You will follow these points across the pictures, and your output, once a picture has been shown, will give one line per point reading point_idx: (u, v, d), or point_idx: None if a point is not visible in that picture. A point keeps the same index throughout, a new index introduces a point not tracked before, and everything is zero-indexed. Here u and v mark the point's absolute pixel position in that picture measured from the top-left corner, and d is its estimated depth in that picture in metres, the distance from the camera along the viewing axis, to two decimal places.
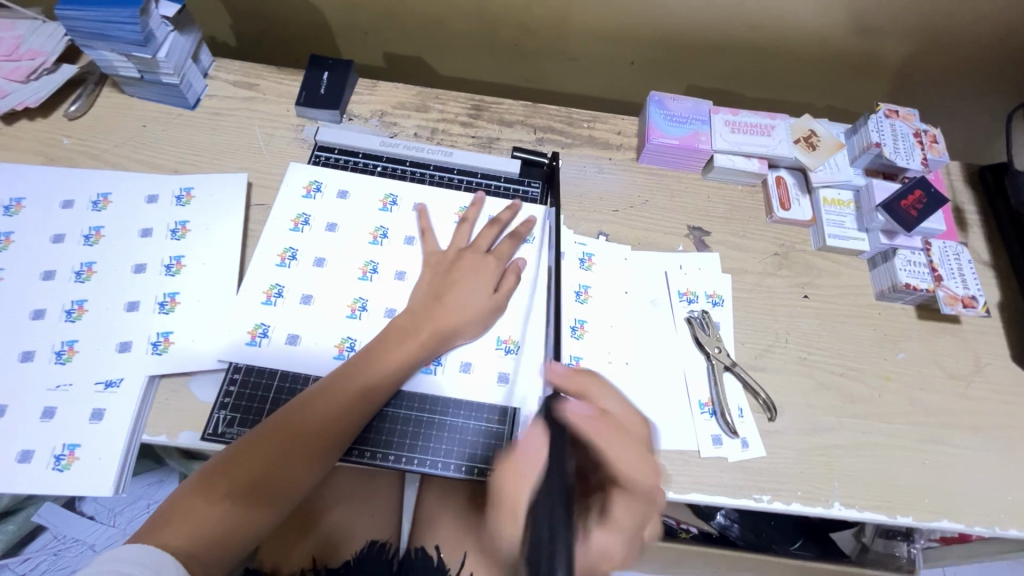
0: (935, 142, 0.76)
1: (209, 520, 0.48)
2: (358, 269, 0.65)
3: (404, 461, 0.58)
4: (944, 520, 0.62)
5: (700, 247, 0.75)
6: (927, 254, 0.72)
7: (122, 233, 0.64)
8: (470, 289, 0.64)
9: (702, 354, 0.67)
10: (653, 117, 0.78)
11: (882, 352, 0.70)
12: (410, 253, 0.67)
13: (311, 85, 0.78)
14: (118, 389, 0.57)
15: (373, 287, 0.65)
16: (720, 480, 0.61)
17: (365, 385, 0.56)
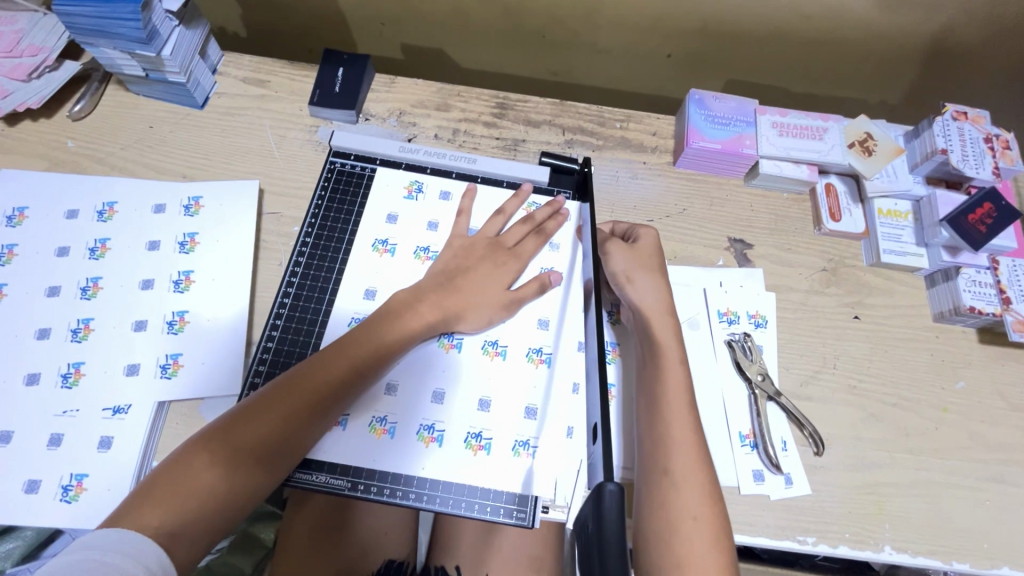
0: (1008, 148, 0.68)
1: (189, 502, 0.43)
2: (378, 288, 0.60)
3: (425, 500, 0.51)
4: (1004, 568, 0.57)
5: (742, 261, 0.70)
6: (994, 273, 0.66)
7: (128, 245, 0.61)
8: (488, 268, 0.60)
9: (743, 380, 0.63)
10: (692, 118, 0.72)
11: (939, 380, 0.65)
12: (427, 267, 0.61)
13: (325, 82, 0.73)
14: (126, 415, 0.54)
15: None
16: (762, 521, 0.57)
17: (357, 360, 0.52)
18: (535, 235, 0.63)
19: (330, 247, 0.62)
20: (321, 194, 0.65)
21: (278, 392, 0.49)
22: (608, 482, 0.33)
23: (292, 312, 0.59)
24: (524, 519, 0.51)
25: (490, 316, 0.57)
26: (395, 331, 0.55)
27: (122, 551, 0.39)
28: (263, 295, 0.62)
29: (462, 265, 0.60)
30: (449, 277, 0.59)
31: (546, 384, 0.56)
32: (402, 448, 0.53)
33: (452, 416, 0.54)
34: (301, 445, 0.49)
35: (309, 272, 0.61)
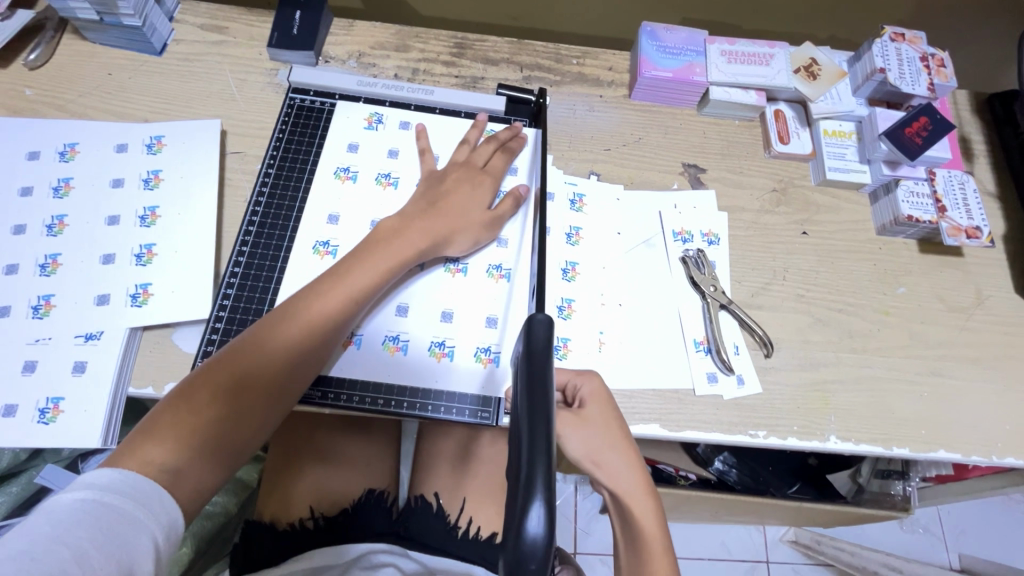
0: (943, 66, 0.72)
1: (188, 442, 0.45)
2: (340, 214, 0.62)
3: (399, 406, 0.56)
4: (941, 451, 0.62)
5: (696, 185, 0.72)
6: (930, 184, 0.69)
7: (93, 184, 0.62)
8: (465, 201, 0.61)
9: (698, 293, 0.66)
10: (645, 49, 0.74)
11: (882, 287, 0.69)
12: (391, 195, 0.64)
13: (283, 25, 0.73)
14: (99, 341, 0.55)
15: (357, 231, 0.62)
16: (715, 417, 0.61)
17: (345, 301, 0.53)
18: (501, 152, 0.66)
19: (292, 178, 0.64)
20: (282, 129, 0.66)
21: (272, 333, 0.51)
22: (538, 314, 0.37)
23: (257, 239, 0.61)
24: (488, 418, 0.56)
25: (474, 239, 0.60)
26: (375, 270, 0.55)
27: (123, 495, 0.39)
28: (229, 229, 0.63)
29: (438, 199, 0.61)
30: (428, 203, 0.60)
31: (507, 296, 0.60)
32: (371, 358, 0.57)
33: (419, 329, 0.58)
34: (298, 380, 0.52)
35: (273, 202, 0.63)
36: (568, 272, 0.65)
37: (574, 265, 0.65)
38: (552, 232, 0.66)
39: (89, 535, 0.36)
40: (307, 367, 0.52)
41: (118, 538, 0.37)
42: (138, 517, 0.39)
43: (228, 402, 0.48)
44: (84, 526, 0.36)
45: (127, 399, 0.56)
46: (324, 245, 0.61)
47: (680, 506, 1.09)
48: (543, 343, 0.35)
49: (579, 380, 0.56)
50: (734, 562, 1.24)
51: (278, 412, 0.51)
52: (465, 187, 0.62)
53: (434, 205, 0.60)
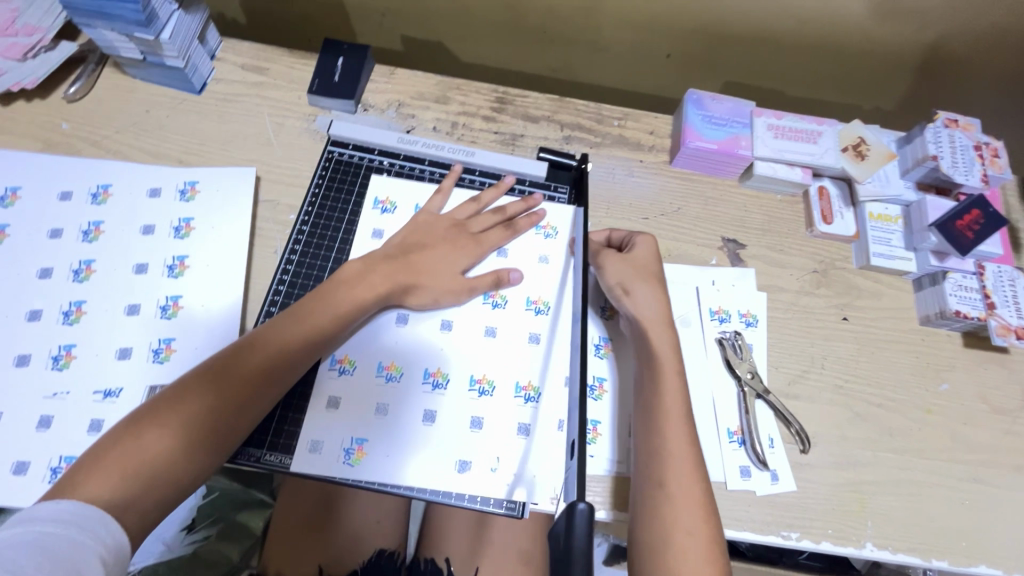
0: (997, 156, 0.70)
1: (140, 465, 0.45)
2: None
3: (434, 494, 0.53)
4: (981, 566, 0.59)
5: (735, 261, 0.70)
6: (979, 279, 0.67)
7: (123, 228, 0.61)
8: (440, 249, 0.61)
9: (733, 378, 0.64)
10: (690, 117, 0.73)
11: (924, 382, 0.66)
12: None
13: (325, 71, 0.72)
14: (117, 399, 0.54)
15: None
16: (747, 516, 0.58)
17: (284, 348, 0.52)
18: (503, 227, 0.64)
19: (326, 237, 0.63)
20: (319, 183, 0.65)
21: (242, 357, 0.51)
22: (580, 502, 0.35)
23: (286, 299, 0.60)
24: (513, 510, 0.53)
25: (438, 295, 0.59)
26: (336, 305, 0.55)
27: (75, 521, 0.40)
28: (257, 283, 0.62)
29: (414, 248, 0.61)
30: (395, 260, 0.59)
31: (542, 362, 0.59)
32: (360, 382, 0.57)
33: (433, 401, 0.56)
34: (249, 412, 0.50)
35: (304, 261, 0.62)
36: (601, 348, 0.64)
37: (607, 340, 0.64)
38: None
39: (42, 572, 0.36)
40: (260, 396, 0.51)
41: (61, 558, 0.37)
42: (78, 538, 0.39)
43: (180, 441, 0.46)
44: (29, 561, 0.36)
45: None
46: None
47: None
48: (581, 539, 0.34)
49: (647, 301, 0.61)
50: None
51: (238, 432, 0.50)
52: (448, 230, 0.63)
53: (409, 252, 0.60)
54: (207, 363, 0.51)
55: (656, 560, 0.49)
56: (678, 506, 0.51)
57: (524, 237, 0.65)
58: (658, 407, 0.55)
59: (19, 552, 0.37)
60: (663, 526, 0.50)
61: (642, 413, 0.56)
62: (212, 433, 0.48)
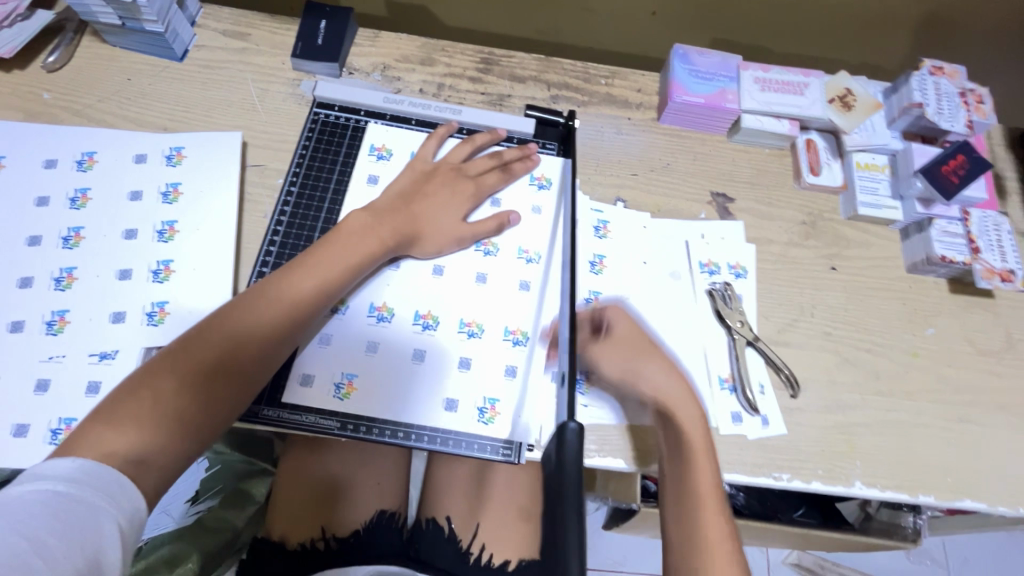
0: (982, 102, 0.70)
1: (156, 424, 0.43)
2: None
3: (436, 442, 0.54)
4: (967, 500, 0.60)
5: (724, 215, 0.71)
6: (965, 224, 0.68)
7: (110, 195, 0.60)
8: (438, 197, 0.61)
9: (723, 327, 0.65)
10: (677, 72, 0.72)
11: (911, 327, 0.67)
12: None
13: (307, 35, 0.72)
14: (113, 361, 0.54)
15: None
16: (739, 458, 0.60)
17: (295, 303, 0.52)
18: (499, 172, 0.65)
19: (315, 198, 0.63)
20: (306, 145, 0.65)
21: (254, 311, 0.50)
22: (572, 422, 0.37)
23: (277, 259, 0.60)
24: (509, 455, 0.54)
25: (440, 245, 0.60)
26: (344, 259, 0.55)
27: (92, 483, 0.38)
28: (248, 246, 0.62)
29: (416, 197, 0.61)
30: (396, 209, 0.59)
31: (535, 309, 0.60)
32: (352, 324, 0.57)
33: (428, 345, 0.57)
34: (261, 367, 0.50)
35: (294, 222, 0.62)
36: (592, 302, 0.64)
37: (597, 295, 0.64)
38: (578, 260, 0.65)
39: (55, 535, 0.34)
40: (273, 351, 0.51)
41: (78, 523, 0.35)
42: (97, 503, 0.37)
43: (194, 399, 0.46)
44: (42, 523, 0.34)
45: None
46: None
47: None
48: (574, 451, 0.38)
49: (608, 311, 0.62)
50: None
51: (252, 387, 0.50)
52: (446, 178, 0.63)
53: (412, 202, 0.60)
54: (212, 320, 0.50)
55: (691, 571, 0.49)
56: (707, 514, 0.51)
57: (515, 190, 0.66)
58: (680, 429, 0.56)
59: (31, 512, 0.35)
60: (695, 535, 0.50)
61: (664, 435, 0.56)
62: (229, 388, 0.48)
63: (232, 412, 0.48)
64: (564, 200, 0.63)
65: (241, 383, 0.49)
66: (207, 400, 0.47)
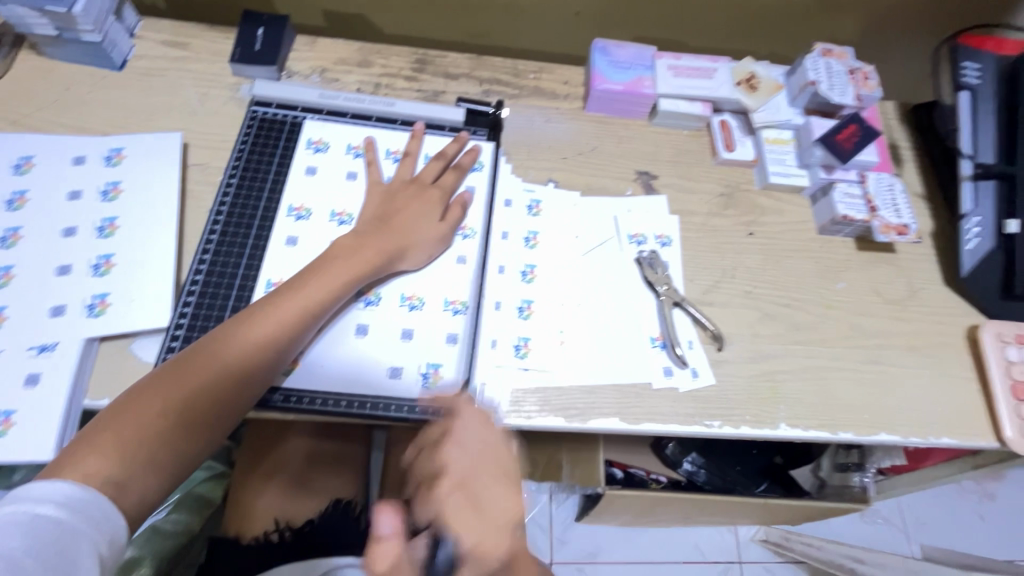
0: (868, 78, 0.78)
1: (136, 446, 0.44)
2: (291, 208, 0.65)
3: (382, 408, 0.57)
4: (882, 433, 0.65)
5: (648, 190, 0.76)
6: (862, 186, 0.75)
7: (48, 196, 0.62)
8: (414, 208, 0.64)
9: (652, 292, 0.69)
10: (597, 64, 0.78)
11: (824, 282, 0.73)
12: (351, 189, 0.67)
13: (245, 41, 0.75)
14: (53, 353, 0.55)
15: (310, 226, 0.64)
16: (672, 409, 0.63)
17: (281, 324, 0.53)
18: (453, 170, 0.69)
19: (254, 189, 0.66)
20: (244, 141, 0.68)
21: (241, 333, 0.52)
22: None
23: (218, 246, 0.62)
24: None
25: (428, 253, 0.64)
26: (328, 277, 0.57)
27: (72, 506, 0.39)
28: (190, 240, 0.64)
29: (393, 211, 0.64)
30: (378, 222, 0.63)
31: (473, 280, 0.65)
32: None
33: (369, 319, 0.61)
34: (240, 394, 0.51)
35: (234, 211, 0.65)
36: (526, 274, 0.68)
37: (532, 267, 0.68)
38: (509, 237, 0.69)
39: (29, 557, 0.36)
40: (258, 372, 0.52)
41: (53, 546, 0.37)
42: (77, 526, 0.39)
43: (178, 422, 0.47)
44: (20, 545, 0.36)
45: (82, 413, 0.56)
46: (292, 240, 0.63)
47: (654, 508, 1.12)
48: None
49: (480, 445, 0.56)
50: (707, 563, 1.30)
51: (234, 408, 0.51)
52: (420, 188, 0.66)
53: (391, 217, 0.63)
54: (194, 349, 0.51)
55: None
56: None
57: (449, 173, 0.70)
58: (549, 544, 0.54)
59: (11, 534, 0.37)
60: None
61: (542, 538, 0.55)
62: (211, 409, 0.49)
63: (214, 433, 0.50)
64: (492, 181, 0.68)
65: (222, 405, 0.50)
66: (188, 427, 0.48)
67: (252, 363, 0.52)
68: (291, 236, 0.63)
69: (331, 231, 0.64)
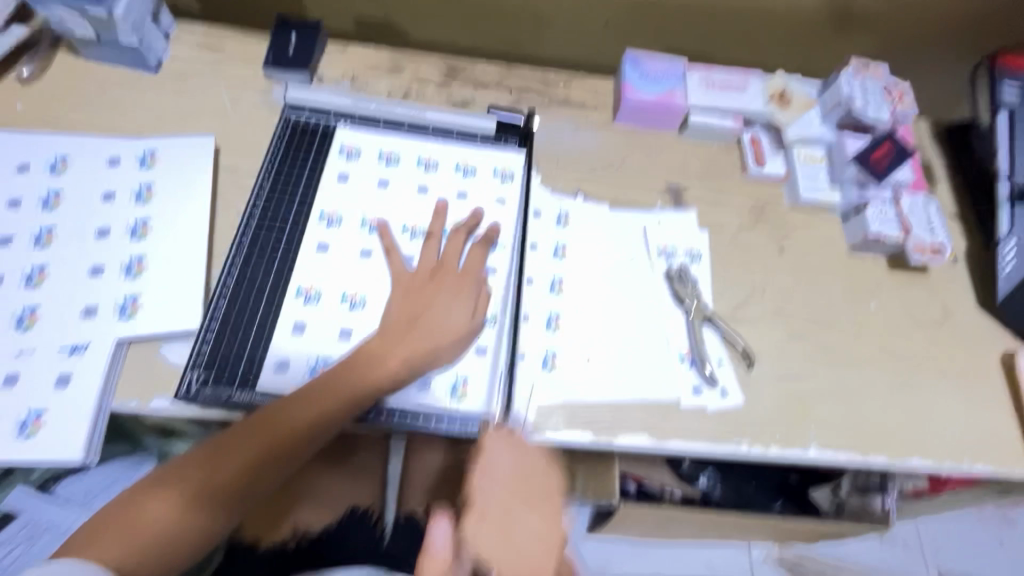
0: (903, 96, 0.77)
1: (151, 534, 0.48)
2: (322, 215, 0.65)
3: (407, 421, 0.58)
4: (914, 459, 0.64)
5: (677, 204, 0.75)
6: (896, 206, 0.73)
7: (83, 196, 0.62)
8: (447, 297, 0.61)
9: (681, 307, 0.68)
10: (628, 75, 0.78)
11: (855, 301, 0.72)
12: (382, 198, 0.67)
13: (278, 46, 0.75)
14: (85, 353, 0.55)
15: (340, 234, 0.64)
16: (700, 428, 0.62)
17: (298, 430, 0.54)
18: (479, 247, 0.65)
19: (287, 194, 0.66)
20: (277, 145, 0.68)
21: (262, 433, 0.53)
22: None
23: (250, 251, 0.62)
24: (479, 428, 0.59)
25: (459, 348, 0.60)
26: (353, 381, 0.55)
27: None
28: (220, 243, 0.64)
29: (422, 304, 0.60)
30: (409, 299, 0.60)
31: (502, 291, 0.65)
32: (326, 311, 0.60)
33: None
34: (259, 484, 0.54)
35: (266, 215, 0.65)
36: (555, 286, 0.67)
37: (561, 279, 0.67)
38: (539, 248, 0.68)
39: None
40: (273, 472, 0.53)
41: None
42: None
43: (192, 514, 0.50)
44: None
45: (111, 413, 0.56)
46: (322, 247, 0.63)
47: (668, 523, 1.10)
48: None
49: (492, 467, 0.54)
50: None
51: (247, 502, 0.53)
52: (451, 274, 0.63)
53: (422, 312, 0.60)
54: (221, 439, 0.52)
55: None
56: None
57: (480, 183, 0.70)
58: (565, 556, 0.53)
59: None
60: None
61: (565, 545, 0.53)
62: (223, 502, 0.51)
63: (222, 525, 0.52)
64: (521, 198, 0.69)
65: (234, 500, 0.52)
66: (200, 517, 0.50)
67: (274, 462, 0.53)
68: (321, 243, 0.63)
69: (363, 240, 0.64)
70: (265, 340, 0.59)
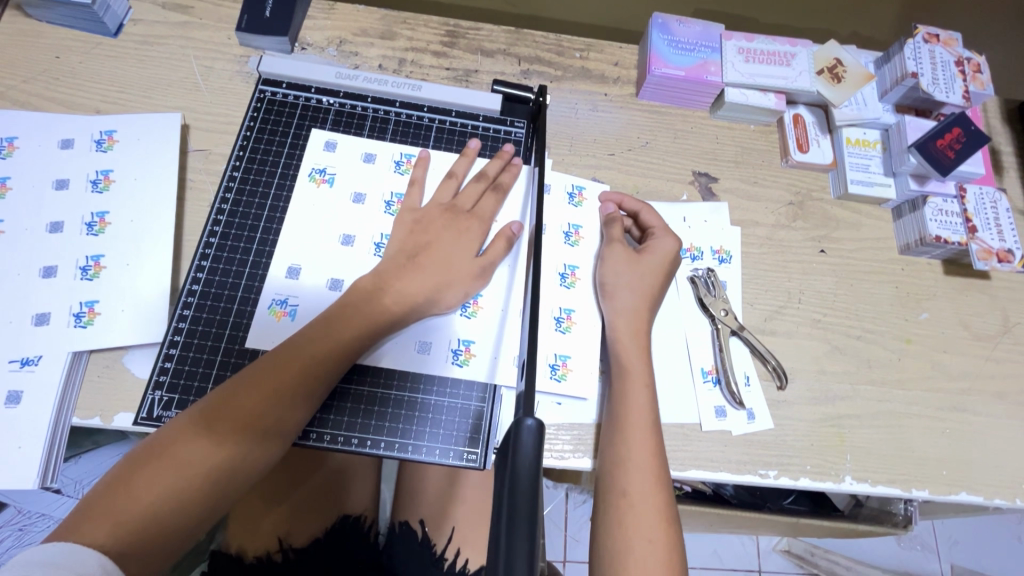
0: (978, 72, 0.66)
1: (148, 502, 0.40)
2: (312, 179, 0.58)
3: (397, 449, 0.51)
4: (961, 493, 0.57)
5: (707, 195, 0.66)
6: (961, 202, 0.64)
7: (33, 184, 0.55)
8: (452, 233, 0.56)
9: (706, 316, 0.61)
10: (655, 43, 0.67)
11: (904, 312, 0.64)
12: (369, 173, 0.60)
13: (254, 6, 0.66)
14: (36, 368, 0.49)
15: (326, 197, 0.58)
16: (723, 456, 0.56)
17: (303, 368, 0.47)
18: (491, 193, 0.59)
19: (260, 183, 0.58)
20: (251, 126, 0.60)
21: (262, 374, 0.46)
22: (528, 421, 0.31)
23: (218, 253, 0.55)
24: (473, 460, 0.52)
25: (466, 289, 0.54)
26: (363, 312, 0.51)
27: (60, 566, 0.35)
28: (190, 238, 0.57)
29: (426, 241, 0.55)
30: (416, 235, 0.55)
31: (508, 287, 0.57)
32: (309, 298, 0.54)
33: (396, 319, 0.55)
34: (283, 435, 0.46)
35: (238, 210, 0.57)
36: (566, 278, 0.60)
37: (573, 269, 0.60)
38: (549, 229, 0.61)
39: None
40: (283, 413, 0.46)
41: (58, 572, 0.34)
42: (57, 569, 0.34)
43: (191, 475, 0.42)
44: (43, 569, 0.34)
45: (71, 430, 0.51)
46: (358, 198, 0.58)
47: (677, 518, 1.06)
48: (529, 464, 0.30)
49: (659, 236, 0.59)
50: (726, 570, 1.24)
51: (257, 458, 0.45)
52: (456, 215, 0.57)
53: (428, 247, 0.55)
54: (241, 372, 0.47)
55: (608, 560, 0.47)
56: (636, 513, 0.48)
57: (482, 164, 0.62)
58: (628, 432, 0.51)
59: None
60: (621, 538, 0.47)
61: (608, 431, 0.52)
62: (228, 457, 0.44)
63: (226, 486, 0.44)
64: (531, 187, 0.60)
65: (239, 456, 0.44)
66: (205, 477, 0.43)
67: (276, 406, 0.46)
68: (313, 207, 0.57)
69: (386, 223, 0.58)
70: (245, 303, 0.54)
